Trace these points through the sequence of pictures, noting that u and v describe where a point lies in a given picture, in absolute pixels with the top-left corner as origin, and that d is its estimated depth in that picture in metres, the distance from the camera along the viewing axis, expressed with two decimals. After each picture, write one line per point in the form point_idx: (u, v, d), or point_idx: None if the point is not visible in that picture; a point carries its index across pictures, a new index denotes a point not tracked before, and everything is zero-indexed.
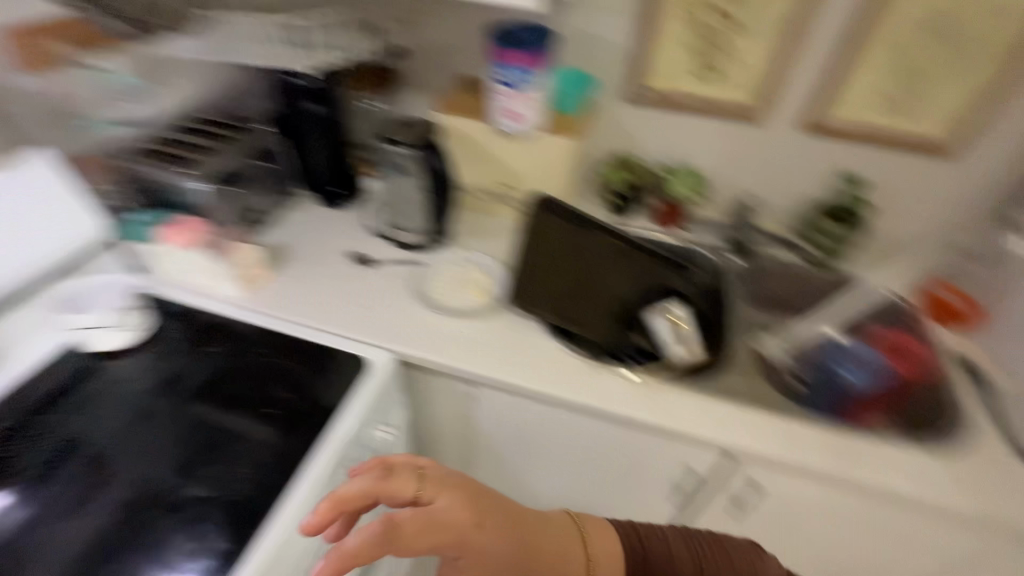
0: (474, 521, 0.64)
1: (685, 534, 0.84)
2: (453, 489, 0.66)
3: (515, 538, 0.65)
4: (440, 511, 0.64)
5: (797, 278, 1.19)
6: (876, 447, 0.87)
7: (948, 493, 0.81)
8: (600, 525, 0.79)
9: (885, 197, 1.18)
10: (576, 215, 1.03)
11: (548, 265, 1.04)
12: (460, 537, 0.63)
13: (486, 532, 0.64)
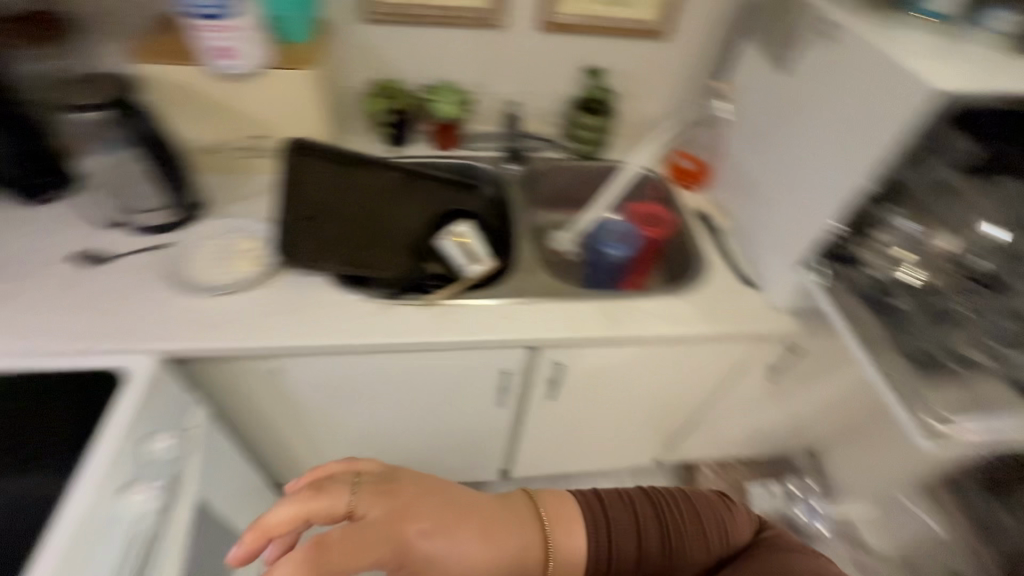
0: (401, 520, 0.76)
1: (646, 497, 0.93)
2: (385, 502, 0.77)
3: (444, 527, 0.79)
4: (373, 519, 0.75)
5: (568, 172, 1.32)
6: (636, 303, 1.02)
7: (689, 322, 1.00)
8: (560, 500, 0.91)
9: (625, 84, 1.30)
10: (332, 155, 1.04)
11: (321, 214, 1.02)
12: (393, 539, 0.74)
13: (419, 528, 0.76)
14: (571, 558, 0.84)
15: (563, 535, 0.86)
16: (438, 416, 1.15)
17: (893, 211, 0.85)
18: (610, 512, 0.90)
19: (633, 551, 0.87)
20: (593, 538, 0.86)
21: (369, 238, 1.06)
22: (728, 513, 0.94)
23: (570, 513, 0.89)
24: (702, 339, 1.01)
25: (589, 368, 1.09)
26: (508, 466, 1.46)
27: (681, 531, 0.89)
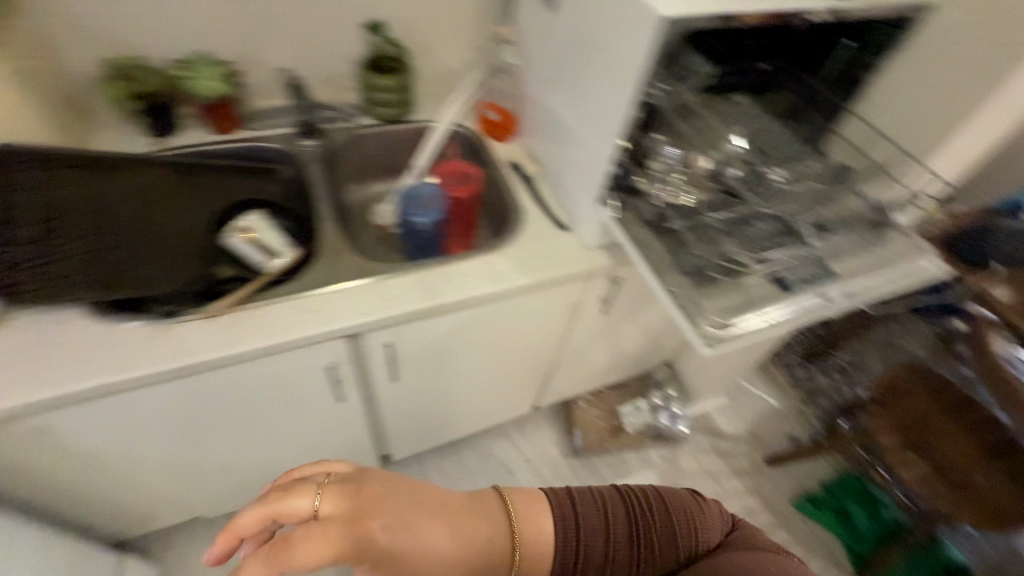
0: (361, 519, 0.62)
1: (615, 499, 0.83)
2: (349, 502, 0.63)
3: (409, 524, 0.65)
4: (334, 517, 0.62)
5: (373, 141, 1.24)
6: (453, 265, 1.00)
7: (508, 275, 1.00)
8: (531, 497, 0.80)
9: (416, 38, 1.23)
10: (75, 160, 0.92)
11: (65, 229, 0.86)
12: (354, 542, 0.61)
13: (383, 524, 0.63)
14: (538, 560, 0.74)
15: (531, 538, 0.74)
16: (277, 422, 1.08)
17: (656, 139, 0.89)
18: (577, 511, 0.79)
19: (600, 555, 0.77)
20: (561, 542, 0.76)
21: (137, 249, 0.91)
22: (701, 512, 0.84)
23: (544, 516, 0.77)
24: (525, 289, 1.03)
25: (424, 339, 1.07)
26: (382, 446, 1.45)
27: (650, 531, 0.80)
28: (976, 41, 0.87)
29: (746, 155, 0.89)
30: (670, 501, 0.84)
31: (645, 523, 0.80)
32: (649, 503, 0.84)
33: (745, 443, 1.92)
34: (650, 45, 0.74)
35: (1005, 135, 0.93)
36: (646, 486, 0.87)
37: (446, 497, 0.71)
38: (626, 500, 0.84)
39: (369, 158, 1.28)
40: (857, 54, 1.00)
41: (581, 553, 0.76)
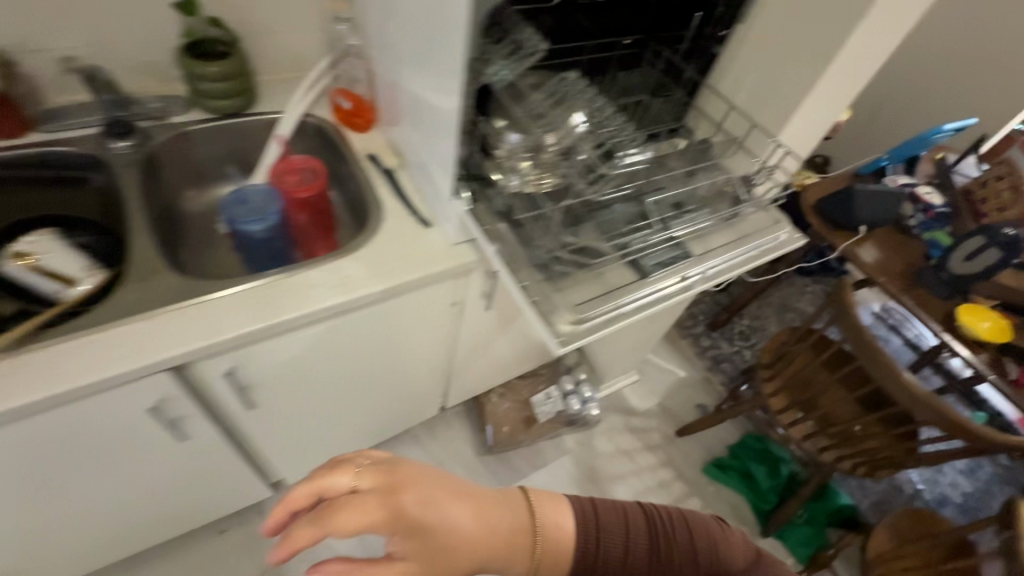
0: (394, 491, 0.57)
1: (642, 519, 0.74)
2: (389, 476, 0.58)
3: (439, 501, 0.59)
4: (373, 491, 0.56)
5: (206, 137, 1.09)
6: (297, 277, 0.90)
7: (362, 282, 0.91)
8: (556, 501, 0.72)
9: (245, 19, 1.08)
10: None
11: None
12: (400, 518, 0.56)
13: (416, 498, 0.58)
14: (559, 560, 0.67)
15: (557, 544, 0.67)
16: (113, 472, 0.95)
17: (491, 124, 0.81)
18: (601, 528, 0.71)
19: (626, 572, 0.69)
20: (588, 554, 0.68)
21: None
22: (728, 551, 0.73)
23: (569, 524, 0.69)
24: (384, 295, 0.94)
25: (277, 360, 0.96)
26: (268, 470, 1.33)
27: (674, 558, 0.71)
28: (809, 14, 0.87)
29: (587, 138, 0.79)
30: (699, 530, 0.74)
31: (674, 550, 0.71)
32: (676, 531, 0.73)
33: (655, 416, 1.96)
34: (468, 22, 0.66)
35: (844, 106, 0.96)
36: (675, 508, 0.77)
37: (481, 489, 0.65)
38: (653, 520, 0.74)
39: (206, 158, 1.12)
40: (707, 28, 0.98)
41: (606, 564, 0.69)
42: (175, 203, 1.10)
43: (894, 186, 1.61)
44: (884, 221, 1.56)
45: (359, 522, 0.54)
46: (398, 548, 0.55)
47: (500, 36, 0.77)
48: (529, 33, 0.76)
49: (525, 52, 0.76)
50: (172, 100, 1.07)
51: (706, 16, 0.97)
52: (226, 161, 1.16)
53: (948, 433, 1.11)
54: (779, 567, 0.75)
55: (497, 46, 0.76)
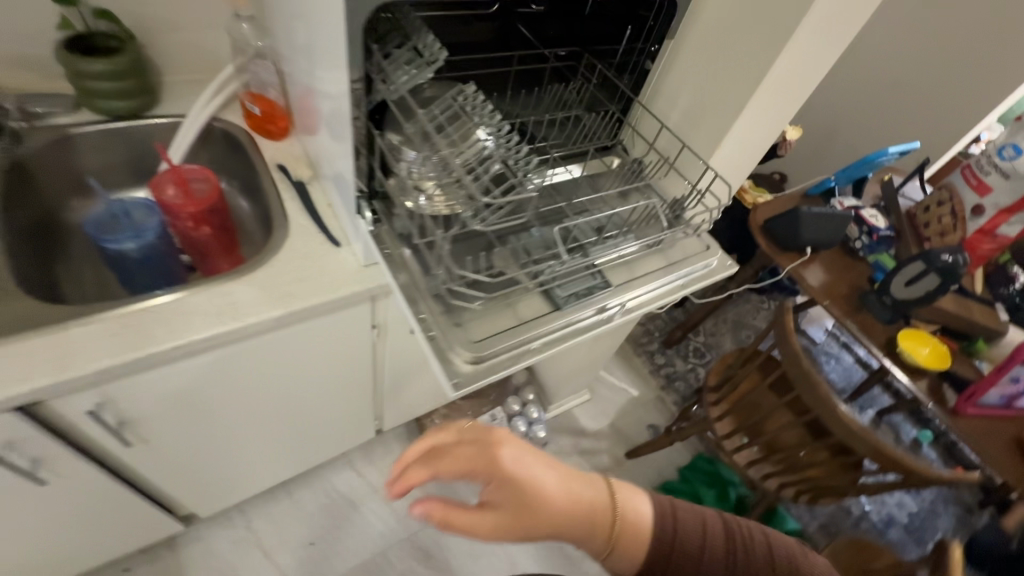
0: (491, 444, 0.58)
1: (728, 535, 0.65)
2: (483, 436, 0.59)
3: (527, 463, 0.57)
4: (465, 445, 0.59)
5: (94, 142, 0.98)
6: (175, 303, 0.80)
7: (252, 309, 0.82)
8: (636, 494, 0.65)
9: (140, 13, 0.98)
10: None
11: None
12: (494, 473, 0.56)
13: (515, 457, 0.56)
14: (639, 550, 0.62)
15: (632, 537, 0.62)
16: None
17: (388, 138, 0.73)
18: (678, 539, 0.63)
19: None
20: (664, 551, 0.62)
21: None
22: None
23: (642, 518, 0.63)
24: (281, 323, 0.84)
25: (157, 394, 0.85)
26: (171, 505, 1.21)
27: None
28: (738, 33, 0.83)
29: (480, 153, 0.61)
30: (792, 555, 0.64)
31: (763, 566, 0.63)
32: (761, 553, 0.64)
33: (606, 437, 1.90)
34: (346, 20, 0.58)
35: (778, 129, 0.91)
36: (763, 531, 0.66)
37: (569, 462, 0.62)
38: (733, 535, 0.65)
39: (95, 166, 1.01)
40: (640, 42, 0.94)
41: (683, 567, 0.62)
42: (55, 214, 0.98)
43: (840, 208, 1.60)
44: (831, 244, 1.54)
45: (459, 467, 0.57)
46: (489, 497, 0.55)
47: (400, 41, 0.71)
48: (427, 33, 0.69)
49: (424, 57, 0.68)
50: (53, 99, 0.96)
51: (637, 29, 0.92)
52: (121, 168, 1.05)
53: (884, 466, 1.08)
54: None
55: (393, 51, 0.69)
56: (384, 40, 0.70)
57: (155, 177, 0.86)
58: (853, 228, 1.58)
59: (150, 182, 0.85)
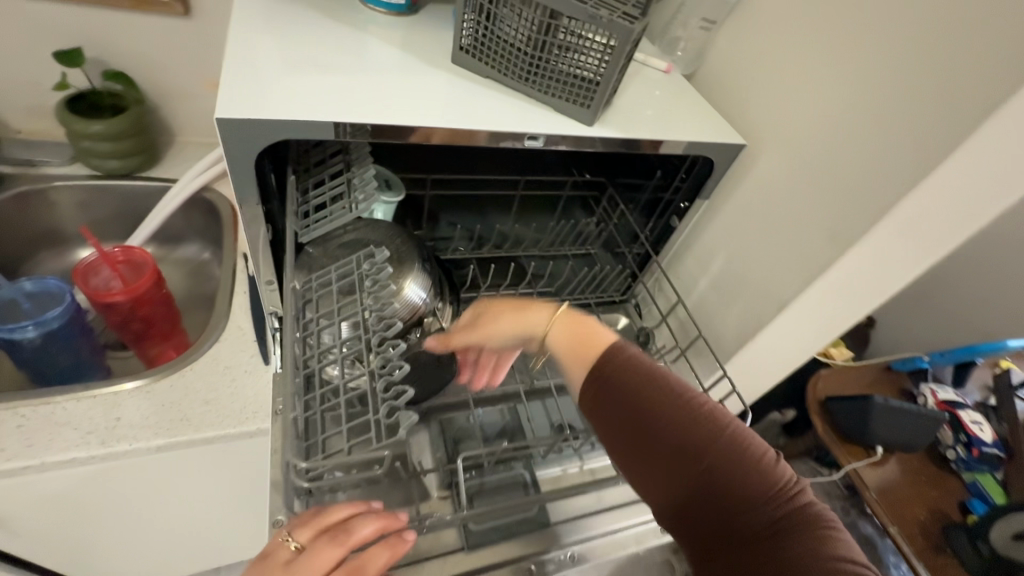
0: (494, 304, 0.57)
1: (760, 471, 0.47)
2: (494, 302, 0.58)
3: (522, 312, 0.56)
4: (483, 304, 0.58)
5: (79, 197, 0.95)
6: (49, 410, 0.68)
7: (132, 433, 0.68)
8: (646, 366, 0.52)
9: (159, 79, 0.95)
10: None
11: None
12: (494, 307, 0.57)
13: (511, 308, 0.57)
14: (623, 412, 0.49)
15: (623, 395, 0.50)
16: None
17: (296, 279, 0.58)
18: (640, 392, 0.49)
19: (690, 491, 0.47)
20: (663, 407, 0.49)
21: None
22: (834, 567, 0.42)
23: (654, 381, 0.50)
24: (163, 454, 0.70)
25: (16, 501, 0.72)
26: None
27: (757, 517, 0.46)
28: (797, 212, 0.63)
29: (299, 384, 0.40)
30: (829, 528, 0.45)
31: (781, 524, 0.45)
32: (785, 500, 0.46)
33: None
34: (231, 163, 0.47)
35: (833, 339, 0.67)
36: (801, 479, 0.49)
37: (575, 321, 0.56)
38: (762, 459, 0.48)
39: (75, 220, 0.97)
40: (667, 194, 0.78)
41: (668, 431, 0.48)
42: (16, 263, 0.94)
43: (930, 399, 1.23)
44: (914, 449, 1.19)
45: (482, 308, 0.58)
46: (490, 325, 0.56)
47: (340, 168, 0.58)
48: (369, 168, 0.56)
49: (349, 201, 0.53)
50: (50, 149, 0.94)
51: (667, 176, 0.78)
52: (106, 225, 1.00)
53: None
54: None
55: (325, 181, 0.57)
56: (323, 164, 0.58)
57: (81, 265, 0.77)
58: (947, 432, 1.20)
59: (75, 269, 0.76)
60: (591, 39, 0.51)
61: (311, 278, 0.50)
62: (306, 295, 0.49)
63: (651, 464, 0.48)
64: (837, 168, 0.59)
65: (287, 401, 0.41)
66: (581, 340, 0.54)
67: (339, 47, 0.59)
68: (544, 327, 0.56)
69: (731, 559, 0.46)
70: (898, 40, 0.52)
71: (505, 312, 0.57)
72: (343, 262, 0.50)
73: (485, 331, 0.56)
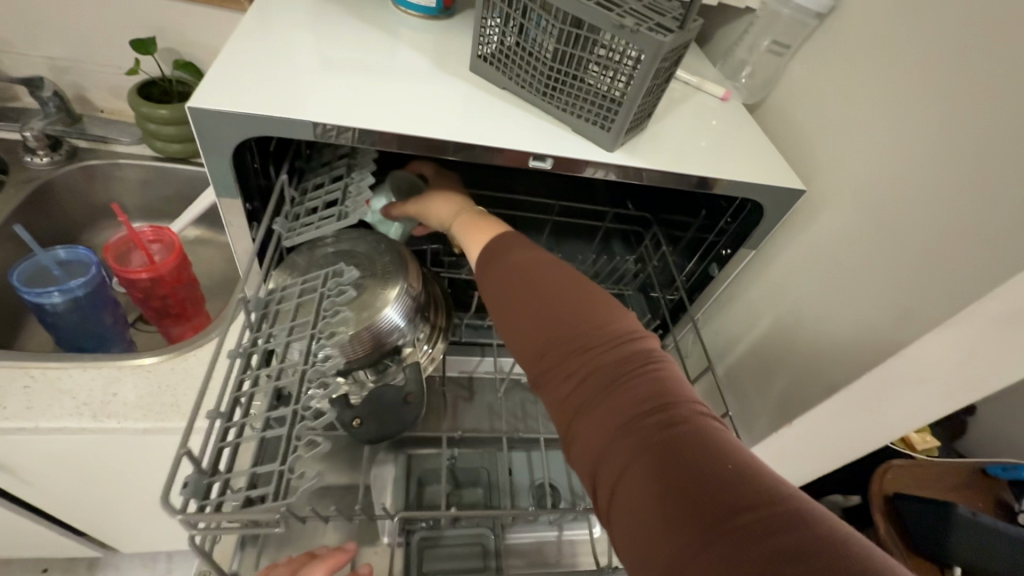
0: (443, 188, 0.62)
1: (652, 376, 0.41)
2: (442, 187, 0.62)
3: (451, 200, 0.60)
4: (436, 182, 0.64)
5: (141, 176, 1.00)
6: (57, 376, 0.70)
7: (123, 411, 0.68)
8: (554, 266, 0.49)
9: None
10: None
11: None
12: (438, 189, 0.62)
13: (446, 193, 0.61)
14: (510, 292, 0.48)
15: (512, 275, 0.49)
16: None
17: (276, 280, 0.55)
18: (543, 282, 0.47)
19: (566, 365, 0.43)
20: (566, 299, 0.46)
21: None
22: (697, 461, 0.36)
23: (549, 264, 0.49)
24: (149, 438, 0.70)
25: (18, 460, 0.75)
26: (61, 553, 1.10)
27: (639, 415, 0.39)
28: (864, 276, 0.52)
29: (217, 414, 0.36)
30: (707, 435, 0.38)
31: (650, 399, 0.40)
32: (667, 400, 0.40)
33: None
34: (210, 155, 0.45)
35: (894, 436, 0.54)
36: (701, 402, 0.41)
37: (495, 223, 0.56)
38: (637, 340, 0.44)
39: (134, 197, 1.02)
40: (710, 237, 0.68)
41: (565, 322, 0.45)
42: (80, 230, 1.01)
43: None
44: None
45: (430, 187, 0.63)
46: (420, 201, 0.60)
47: (342, 171, 0.55)
48: (368, 175, 0.52)
49: (337, 208, 0.49)
50: (125, 129, 1.00)
51: (711, 219, 0.68)
52: (162, 204, 1.05)
53: None
54: (787, 539, 0.31)
55: (323, 184, 0.54)
56: (327, 167, 0.56)
57: (114, 243, 0.79)
58: None
59: (107, 245, 0.79)
60: (618, 54, 0.45)
61: (277, 288, 0.48)
62: (267, 306, 0.46)
63: (530, 336, 0.46)
64: (920, 230, 0.48)
65: (189, 435, 0.35)
66: (485, 237, 0.54)
67: (361, 46, 0.56)
68: (449, 218, 0.58)
69: (596, 439, 0.40)
70: (1020, 80, 0.41)
71: (419, 198, 0.60)
72: (311, 277, 0.47)
73: (416, 204, 0.60)
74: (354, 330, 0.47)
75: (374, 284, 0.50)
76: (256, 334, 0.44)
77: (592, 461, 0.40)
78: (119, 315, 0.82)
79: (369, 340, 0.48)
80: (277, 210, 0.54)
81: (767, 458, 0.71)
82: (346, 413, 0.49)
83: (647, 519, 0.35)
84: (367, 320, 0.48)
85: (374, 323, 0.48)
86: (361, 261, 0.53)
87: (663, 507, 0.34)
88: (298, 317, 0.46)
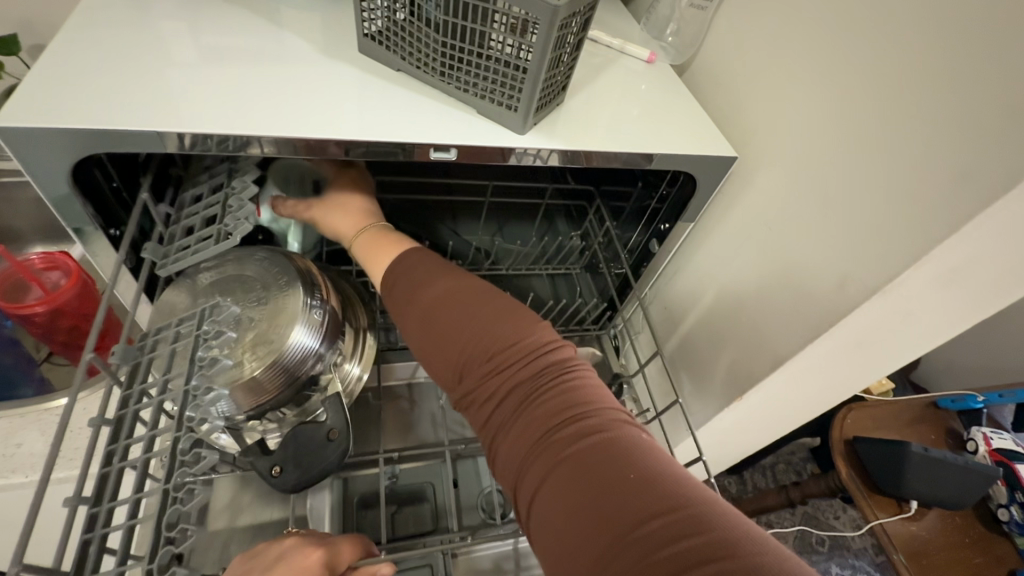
0: (354, 195, 0.56)
1: (568, 389, 0.38)
2: (351, 193, 0.56)
3: (360, 212, 0.54)
4: (345, 184, 0.56)
5: (28, 196, 0.89)
6: None
7: (30, 462, 0.62)
8: (461, 278, 0.45)
9: None
10: None
11: None
12: (347, 198, 0.55)
13: (354, 206, 0.55)
14: (420, 309, 0.44)
15: (426, 290, 0.44)
16: None
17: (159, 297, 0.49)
18: (450, 298, 0.43)
19: (480, 382, 0.40)
20: (473, 313, 0.42)
21: None
22: (610, 472, 0.33)
23: (462, 279, 0.45)
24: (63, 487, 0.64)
25: None
26: None
27: (555, 432, 0.36)
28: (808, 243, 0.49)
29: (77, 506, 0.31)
30: (623, 439, 0.35)
31: (566, 411, 0.37)
32: (581, 411, 0.37)
33: None
34: (43, 178, 0.39)
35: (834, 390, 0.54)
36: (620, 405, 0.39)
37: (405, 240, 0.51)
38: (554, 347, 0.41)
39: (26, 218, 0.92)
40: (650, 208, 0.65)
41: (475, 338, 0.41)
42: None
43: (982, 445, 1.03)
44: (960, 506, 1.00)
45: (339, 193, 0.56)
46: (323, 211, 0.54)
47: (223, 177, 0.48)
48: (251, 184, 0.46)
49: (215, 228, 0.44)
50: None
51: (648, 188, 0.65)
52: (57, 224, 0.95)
53: None
54: (697, 539, 0.30)
55: (202, 195, 0.47)
56: (207, 172, 0.49)
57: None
58: (1000, 488, 1.00)
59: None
60: (512, 21, 0.40)
61: (151, 332, 0.41)
62: (139, 355, 0.40)
63: (443, 353, 0.42)
64: (850, 191, 0.46)
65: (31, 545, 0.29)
66: (389, 257, 0.50)
67: (229, 29, 0.49)
68: (354, 237, 0.53)
69: (515, 455, 0.38)
70: (944, 21, 0.38)
71: (320, 205, 0.54)
72: (186, 318, 0.41)
73: (317, 212, 0.54)
74: (253, 371, 0.43)
75: (274, 313, 0.45)
76: (128, 390, 0.38)
77: (514, 476, 0.38)
78: (19, 355, 0.79)
79: (274, 378, 0.44)
80: (153, 224, 0.48)
81: (723, 429, 0.70)
82: (263, 462, 0.44)
83: (564, 537, 0.33)
84: (268, 357, 0.43)
85: (277, 359, 0.43)
86: (255, 286, 0.47)
87: (577, 522, 0.33)
88: (177, 364, 0.41)
